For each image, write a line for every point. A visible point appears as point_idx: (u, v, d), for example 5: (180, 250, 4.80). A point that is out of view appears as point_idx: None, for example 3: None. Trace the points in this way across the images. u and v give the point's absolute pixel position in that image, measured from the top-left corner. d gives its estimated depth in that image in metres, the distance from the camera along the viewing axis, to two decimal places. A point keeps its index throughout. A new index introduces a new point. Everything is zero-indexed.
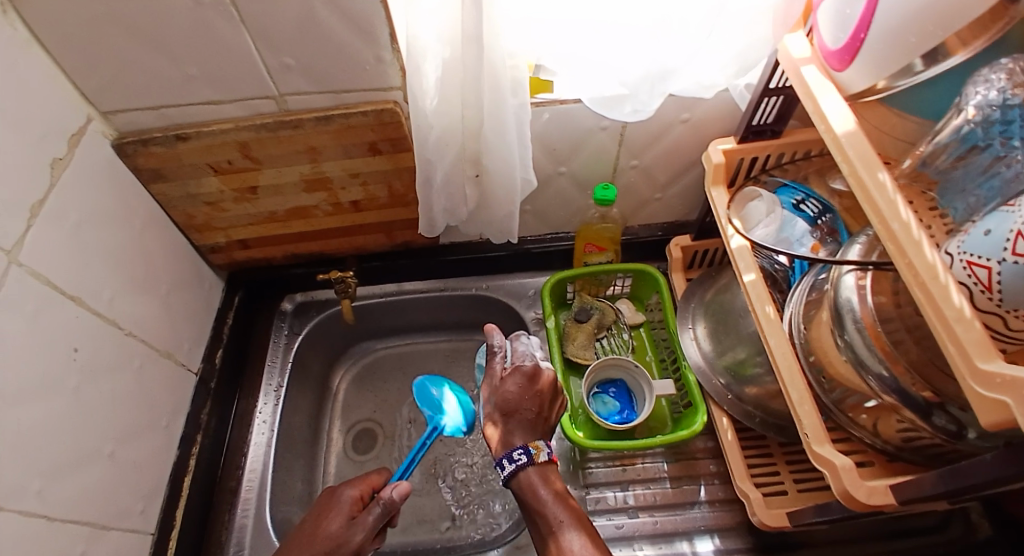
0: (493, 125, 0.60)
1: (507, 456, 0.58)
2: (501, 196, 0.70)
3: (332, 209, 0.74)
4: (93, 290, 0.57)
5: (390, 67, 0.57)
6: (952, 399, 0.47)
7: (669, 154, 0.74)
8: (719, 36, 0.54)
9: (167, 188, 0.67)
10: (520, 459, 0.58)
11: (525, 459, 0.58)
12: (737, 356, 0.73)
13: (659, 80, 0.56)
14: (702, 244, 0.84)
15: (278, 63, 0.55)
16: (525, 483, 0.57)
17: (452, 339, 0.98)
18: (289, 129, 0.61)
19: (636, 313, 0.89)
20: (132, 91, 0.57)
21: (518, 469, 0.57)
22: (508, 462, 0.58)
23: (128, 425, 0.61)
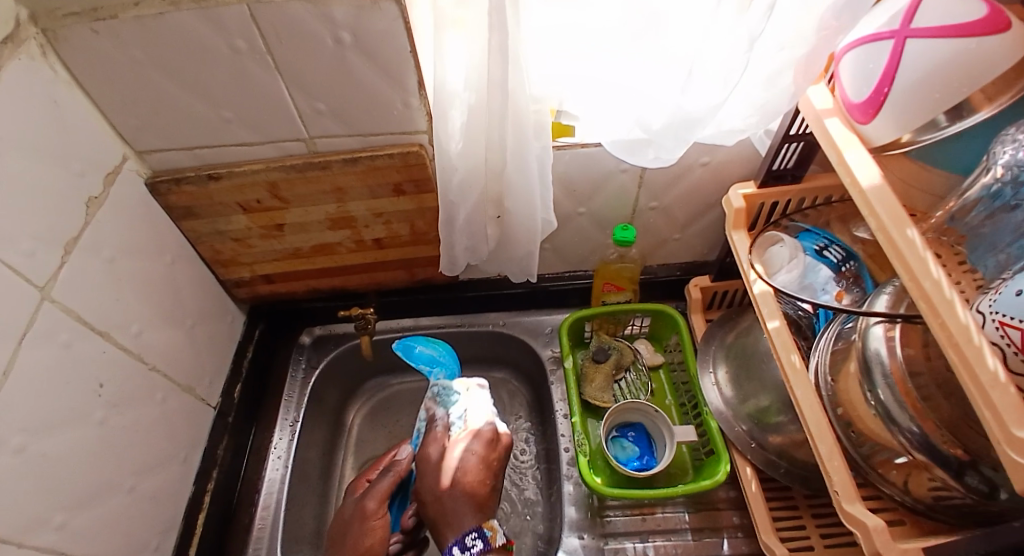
0: (515, 168, 0.61)
1: (460, 542, 0.55)
2: (521, 236, 0.70)
3: (355, 246, 0.75)
4: (121, 324, 0.58)
5: (417, 112, 0.59)
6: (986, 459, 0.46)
7: (689, 197, 0.75)
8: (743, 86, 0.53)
9: (197, 224, 0.69)
10: (474, 545, 0.55)
11: (480, 544, 0.55)
12: (761, 403, 0.71)
13: (681, 131, 0.55)
14: (723, 286, 0.84)
15: (310, 108, 0.57)
16: None
17: (468, 375, 0.97)
18: (317, 170, 0.63)
19: (655, 354, 0.88)
20: (170, 133, 0.59)
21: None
22: (460, 549, 0.55)
23: (146, 458, 0.61)
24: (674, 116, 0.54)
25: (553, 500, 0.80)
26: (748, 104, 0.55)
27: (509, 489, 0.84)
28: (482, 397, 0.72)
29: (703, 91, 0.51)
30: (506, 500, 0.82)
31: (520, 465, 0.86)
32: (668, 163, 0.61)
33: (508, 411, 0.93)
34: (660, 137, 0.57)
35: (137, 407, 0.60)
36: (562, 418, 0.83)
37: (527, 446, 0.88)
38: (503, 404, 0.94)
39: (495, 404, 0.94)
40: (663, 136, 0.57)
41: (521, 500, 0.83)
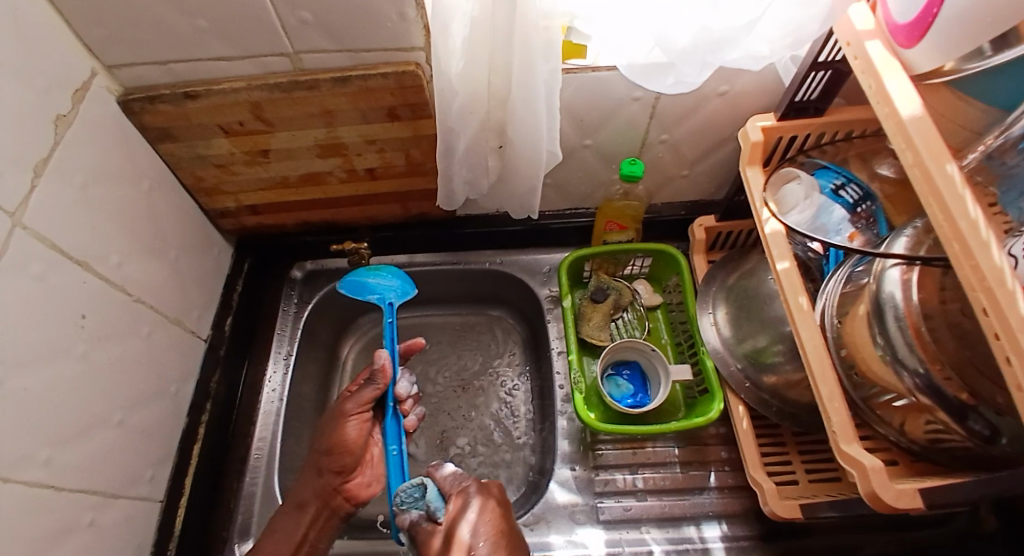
0: (519, 92, 0.56)
1: None
2: (523, 170, 0.66)
3: (346, 176, 0.70)
4: (100, 254, 0.55)
5: (413, 25, 0.53)
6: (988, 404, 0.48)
7: (703, 130, 0.70)
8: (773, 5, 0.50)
9: (176, 148, 0.63)
10: None
11: None
12: (759, 344, 0.72)
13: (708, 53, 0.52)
14: (727, 226, 0.81)
15: (294, 18, 0.51)
16: None
17: (462, 313, 0.96)
18: (303, 90, 0.58)
19: (653, 294, 0.87)
20: (139, 44, 0.53)
21: None
22: None
23: (134, 392, 0.60)
24: (699, 35, 0.50)
25: (546, 434, 0.82)
26: (778, 27, 0.52)
27: (503, 420, 0.86)
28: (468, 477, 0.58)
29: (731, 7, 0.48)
30: (498, 432, 0.85)
31: (513, 400, 0.88)
32: (689, 89, 0.57)
33: (501, 348, 0.93)
34: (683, 61, 0.53)
35: (123, 341, 0.58)
36: (558, 356, 0.84)
37: (521, 382, 0.90)
38: (497, 341, 0.94)
39: (490, 342, 0.94)
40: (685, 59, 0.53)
41: (514, 433, 0.85)
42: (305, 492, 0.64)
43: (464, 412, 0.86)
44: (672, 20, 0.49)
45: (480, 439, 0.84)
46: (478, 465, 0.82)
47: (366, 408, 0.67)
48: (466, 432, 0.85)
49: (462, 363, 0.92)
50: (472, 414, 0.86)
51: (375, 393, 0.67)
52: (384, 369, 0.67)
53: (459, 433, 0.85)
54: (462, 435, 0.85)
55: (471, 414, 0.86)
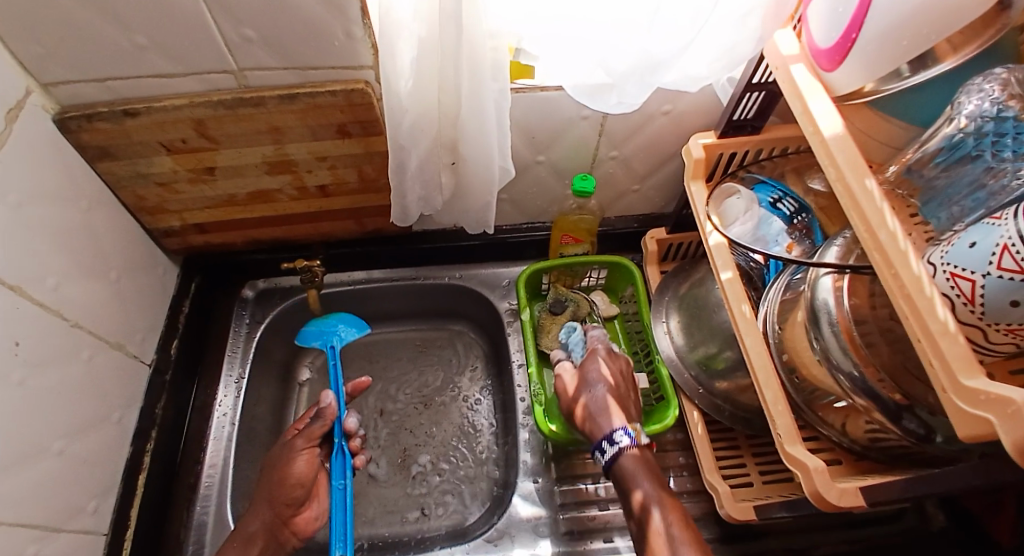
0: (471, 109, 0.57)
1: (609, 439, 0.62)
2: (477, 186, 0.67)
3: (297, 193, 0.69)
4: (34, 277, 0.52)
5: (361, 43, 0.53)
6: (923, 403, 0.50)
7: (649, 147, 0.73)
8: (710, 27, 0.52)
9: (116, 165, 0.61)
10: (621, 441, 0.62)
11: (626, 441, 0.62)
12: (710, 350, 0.74)
13: (648, 72, 0.54)
14: (677, 238, 0.84)
15: (238, 35, 0.51)
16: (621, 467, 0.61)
17: (422, 328, 0.96)
18: (250, 107, 0.57)
19: (611, 305, 0.88)
20: (75, 60, 0.51)
21: (620, 451, 0.62)
22: (609, 446, 0.62)
23: (76, 422, 0.57)
24: (637, 57, 0.52)
25: (509, 447, 0.82)
26: (715, 49, 0.54)
27: (465, 436, 0.85)
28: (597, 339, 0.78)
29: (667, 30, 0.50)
30: (460, 449, 0.84)
31: (475, 415, 0.87)
32: (631, 109, 0.60)
33: (463, 363, 0.93)
34: (624, 82, 0.55)
35: (62, 368, 0.55)
36: (519, 369, 0.84)
37: (484, 396, 0.89)
38: (459, 356, 0.93)
39: (451, 357, 0.93)
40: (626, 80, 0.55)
41: (476, 448, 0.84)
42: (250, 527, 0.60)
43: (426, 429, 0.85)
44: (614, 42, 0.51)
45: (442, 457, 0.83)
46: (441, 483, 0.81)
47: (315, 445, 0.67)
48: (428, 449, 0.84)
49: (423, 378, 0.91)
50: (434, 431, 0.85)
51: (323, 428, 0.67)
52: (331, 406, 0.68)
53: (421, 451, 0.84)
54: (424, 454, 0.83)
55: (433, 430, 0.85)
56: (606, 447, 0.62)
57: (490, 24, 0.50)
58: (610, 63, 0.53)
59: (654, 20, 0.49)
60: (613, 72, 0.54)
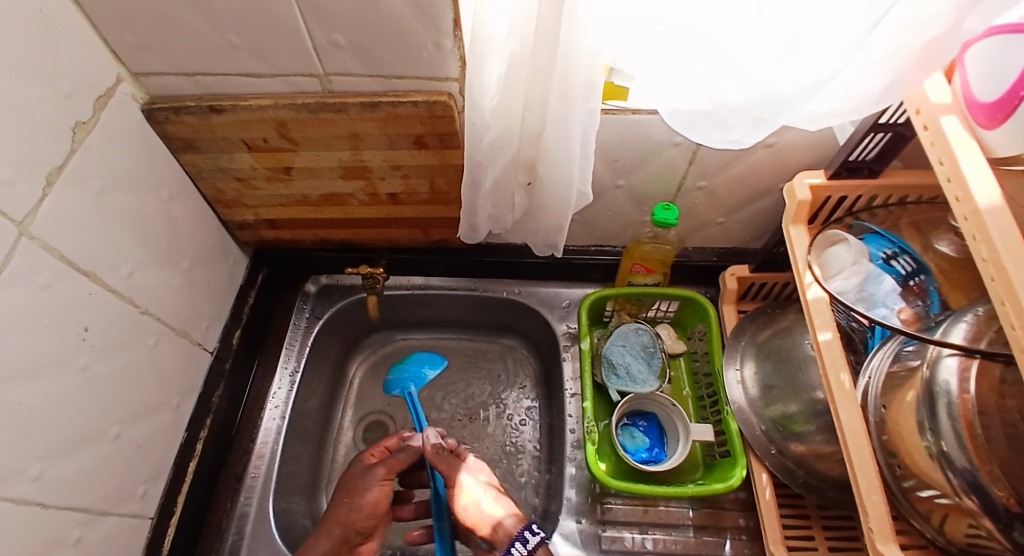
0: (554, 130, 0.53)
1: (529, 528, 0.58)
2: (552, 209, 0.63)
3: (368, 199, 0.68)
4: (111, 264, 0.54)
5: (449, 56, 0.51)
6: None
7: (744, 179, 0.66)
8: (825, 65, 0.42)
9: (199, 158, 0.62)
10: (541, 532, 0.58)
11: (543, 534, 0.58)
12: (787, 409, 0.68)
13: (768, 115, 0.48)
14: (760, 278, 0.77)
15: (328, 41, 0.50)
16: None
17: (474, 339, 0.94)
18: (332, 112, 0.56)
19: (676, 342, 0.82)
20: (168, 53, 0.52)
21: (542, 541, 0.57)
22: (531, 533, 0.57)
23: (134, 407, 0.58)
24: (756, 95, 0.46)
25: (552, 476, 0.78)
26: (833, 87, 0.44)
27: (507, 456, 0.82)
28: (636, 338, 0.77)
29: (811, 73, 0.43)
30: (500, 469, 0.81)
31: (519, 436, 0.84)
32: (743, 146, 0.53)
33: (511, 380, 0.90)
34: (735, 118, 0.50)
35: (126, 354, 0.57)
36: (571, 398, 0.80)
37: (531, 418, 0.86)
38: (508, 371, 0.91)
39: (500, 372, 0.90)
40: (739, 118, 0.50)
41: (516, 470, 0.81)
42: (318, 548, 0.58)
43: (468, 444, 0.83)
44: (736, 75, 0.45)
45: None
46: None
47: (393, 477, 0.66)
48: None
49: (469, 389, 0.89)
50: (476, 446, 0.83)
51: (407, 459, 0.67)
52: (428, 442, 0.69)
53: None
54: None
55: (475, 446, 0.83)
56: (529, 536, 0.57)
57: (589, 43, 0.47)
58: (722, 98, 0.48)
59: (794, 60, 0.42)
60: (724, 107, 0.49)
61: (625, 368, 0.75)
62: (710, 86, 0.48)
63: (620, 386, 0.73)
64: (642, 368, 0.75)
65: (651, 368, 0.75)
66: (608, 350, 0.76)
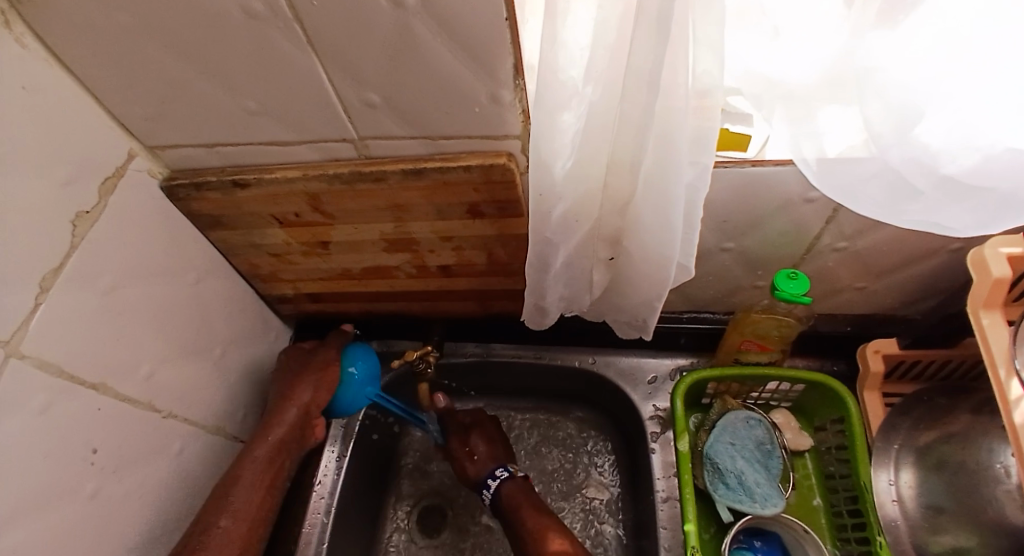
0: (645, 196, 0.41)
1: (490, 475, 0.66)
2: (641, 287, 0.50)
3: (416, 271, 0.58)
4: (126, 368, 0.47)
5: (509, 110, 0.40)
6: None
7: (903, 239, 0.50)
8: None
9: (231, 235, 0.56)
10: (501, 475, 0.66)
11: (506, 475, 0.66)
12: (960, 542, 0.50)
13: (1014, 187, 0.32)
14: (915, 356, 0.59)
15: (360, 101, 0.40)
16: (506, 495, 0.64)
17: (546, 410, 0.79)
18: (369, 182, 0.46)
19: (802, 435, 0.65)
20: (186, 127, 0.45)
21: (502, 484, 0.65)
22: (491, 480, 0.66)
23: (154, 521, 0.52)
24: (995, 159, 0.31)
25: None
26: None
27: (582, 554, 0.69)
28: (743, 434, 0.61)
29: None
30: None
31: (598, 532, 0.70)
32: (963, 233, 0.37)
33: (587, 465, 0.75)
34: (943, 190, 0.34)
35: (143, 464, 0.50)
36: (663, 503, 0.64)
37: (611, 512, 0.71)
38: (582, 454, 0.76)
39: (573, 452, 0.76)
40: (959, 192, 0.34)
41: None
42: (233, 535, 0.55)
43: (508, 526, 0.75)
44: (958, 134, 0.30)
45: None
46: None
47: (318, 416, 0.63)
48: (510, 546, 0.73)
49: (536, 470, 0.75)
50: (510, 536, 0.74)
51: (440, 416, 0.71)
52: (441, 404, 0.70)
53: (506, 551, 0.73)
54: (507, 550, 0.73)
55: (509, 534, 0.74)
56: (489, 482, 0.65)
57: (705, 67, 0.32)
58: (932, 165, 0.33)
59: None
60: (930, 176, 0.33)
61: (737, 477, 0.59)
62: (909, 154, 0.33)
63: (732, 502, 0.58)
64: (759, 479, 0.58)
65: (770, 475, 0.59)
66: (711, 449, 0.61)
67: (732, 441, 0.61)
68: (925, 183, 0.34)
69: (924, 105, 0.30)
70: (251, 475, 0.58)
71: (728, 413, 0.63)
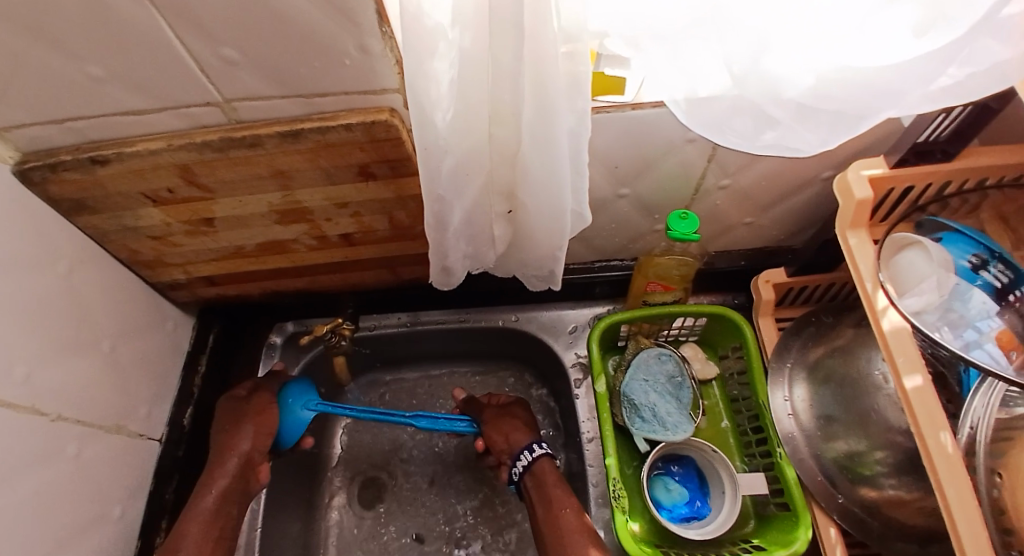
0: (529, 143, 0.41)
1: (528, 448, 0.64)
2: (541, 239, 0.51)
3: (316, 243, 0.56)
4: (0, 372, 0.43)
5: (381, 60, 0.38)
6: None
7: (777, 174, 0.54)
8: (923, 41, 0.29)
9: (98, 220, 0.51)
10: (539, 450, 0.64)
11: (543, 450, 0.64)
12: (852, 446, 0.55)
13: (853, 105, 0.34)
14: (800, 282, 0.65)
15: (218, 58, 0.37)
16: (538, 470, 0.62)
17: (473, 371, 0.80)
18: (243, 148, 0.43)
19: (708, 365, 0.70)
20: (19, 100, 0.39)
21: (541, 456, 0.63)
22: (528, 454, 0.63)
23: (61, 534, 0.49)
24: (829, 80, 0.33)
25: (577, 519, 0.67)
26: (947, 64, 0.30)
27: None
28: (653, 367, 0.66)
29: (924, 43, 0.29)
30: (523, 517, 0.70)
31: None
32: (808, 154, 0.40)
33: None
34: (796, 118, 0.37)
35: (39, 474, 0.46)
36: (589, 443, 0.68)
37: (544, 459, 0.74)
38: None
39: None
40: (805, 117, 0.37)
41: None
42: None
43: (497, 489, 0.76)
44: (796, 60, 0.32)
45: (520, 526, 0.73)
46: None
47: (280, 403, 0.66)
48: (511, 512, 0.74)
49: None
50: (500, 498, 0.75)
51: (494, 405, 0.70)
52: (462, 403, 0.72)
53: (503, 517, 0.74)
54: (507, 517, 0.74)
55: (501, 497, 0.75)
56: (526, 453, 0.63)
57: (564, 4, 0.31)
58: (779, 93, 0.35)
59: (891, 22, 0.29)
60: (780, 104, 0.36)
61: (651, 410, 0.63)
62: (762, 85, 0.35)
63: (647, 433, 0.62)
64: (671, 409, 0.63)
65: (681, 404, 0.64)
66: (628, 387, 0.64)
67: (644, 377, 0.65)
68: (780, 112, 0.37)
69: (767, 38, 0.32)
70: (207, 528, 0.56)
71: (641, 351, 0.66)
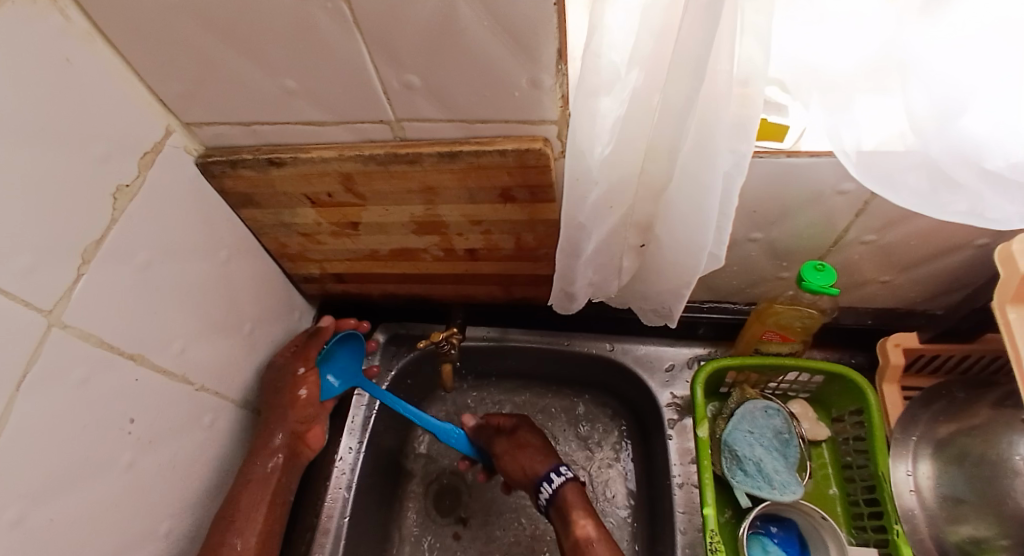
0: (680, 182, 0.41)
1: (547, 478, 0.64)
2: (669, 274, 0.50)
3: (442, 254, 0.59)
4: (159, 343, 0.49)
5: (548, 95, 0.40)
6: None
7: (932, 235, 0.50)
8: None
9: (259, 213, 0.56)
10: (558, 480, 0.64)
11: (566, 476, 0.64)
12: (977, 532, 0.50)
13: None
14: (935, 351, 0.60)
15: (400, 83, 0.40)
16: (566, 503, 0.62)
17: (560, 391, 0.80)
18: (403, 164, 0.47)
19: (818, 425, 0.66)
20: (221, 105, 0.45)
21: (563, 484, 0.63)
22: (548, 484, 0.64)
23: (184, 492, 0.54)
24: None
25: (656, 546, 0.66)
26: None
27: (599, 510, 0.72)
28: (759, 421, 0.62)
29: None
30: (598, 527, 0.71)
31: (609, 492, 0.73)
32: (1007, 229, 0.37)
33: (599, 438, 0.77)
34: (991, 185, 0.35)
35: (175, 438, 0.52)
36: (679, 488, 0.65)
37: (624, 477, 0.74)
38: (590, 427, 0.78)
39: (584, 425, 0.78)
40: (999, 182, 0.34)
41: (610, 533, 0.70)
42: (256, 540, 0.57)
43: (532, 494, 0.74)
44: (1003, 126, 0.31)
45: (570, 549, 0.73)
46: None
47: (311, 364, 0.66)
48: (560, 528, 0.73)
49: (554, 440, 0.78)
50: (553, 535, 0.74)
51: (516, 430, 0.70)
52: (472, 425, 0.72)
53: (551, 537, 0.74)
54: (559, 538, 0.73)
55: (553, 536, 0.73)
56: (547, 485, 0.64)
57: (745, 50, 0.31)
58: (979, 159, 0.33)
59: None
60: (976, 169, 0.34)
61: (756, 465, 0.60)
62: (957, 148, 0.33)
63: (751, 488, 0.59)
64: (779, 467, 0.60)
65: (787, 462, 0.60)
66: (730, 436, 0.62)
67: (748, 429, 0.62)
68: (969, 176, 0.35)
69: (966, 97, 0.30)
70: (253, 487, 0.59)
71: (749, 405, 0.63)
